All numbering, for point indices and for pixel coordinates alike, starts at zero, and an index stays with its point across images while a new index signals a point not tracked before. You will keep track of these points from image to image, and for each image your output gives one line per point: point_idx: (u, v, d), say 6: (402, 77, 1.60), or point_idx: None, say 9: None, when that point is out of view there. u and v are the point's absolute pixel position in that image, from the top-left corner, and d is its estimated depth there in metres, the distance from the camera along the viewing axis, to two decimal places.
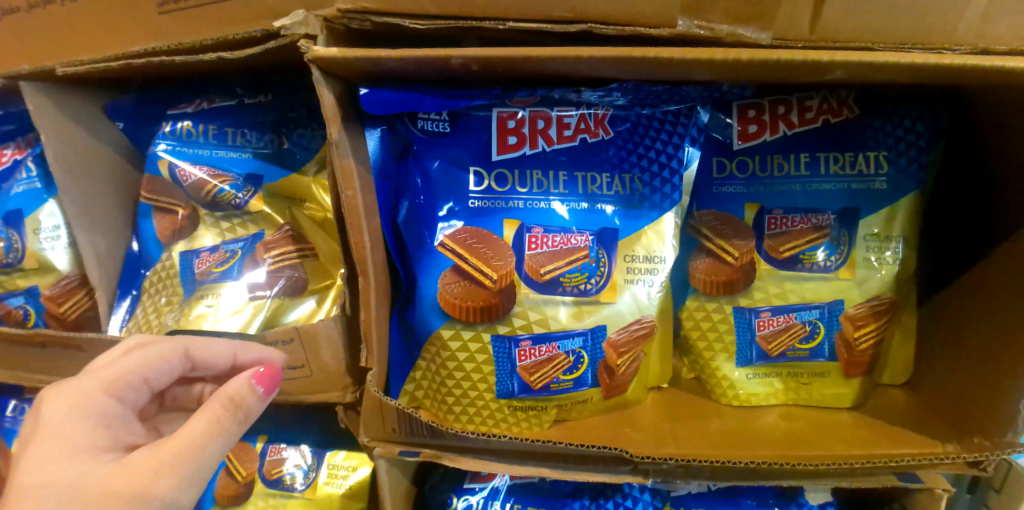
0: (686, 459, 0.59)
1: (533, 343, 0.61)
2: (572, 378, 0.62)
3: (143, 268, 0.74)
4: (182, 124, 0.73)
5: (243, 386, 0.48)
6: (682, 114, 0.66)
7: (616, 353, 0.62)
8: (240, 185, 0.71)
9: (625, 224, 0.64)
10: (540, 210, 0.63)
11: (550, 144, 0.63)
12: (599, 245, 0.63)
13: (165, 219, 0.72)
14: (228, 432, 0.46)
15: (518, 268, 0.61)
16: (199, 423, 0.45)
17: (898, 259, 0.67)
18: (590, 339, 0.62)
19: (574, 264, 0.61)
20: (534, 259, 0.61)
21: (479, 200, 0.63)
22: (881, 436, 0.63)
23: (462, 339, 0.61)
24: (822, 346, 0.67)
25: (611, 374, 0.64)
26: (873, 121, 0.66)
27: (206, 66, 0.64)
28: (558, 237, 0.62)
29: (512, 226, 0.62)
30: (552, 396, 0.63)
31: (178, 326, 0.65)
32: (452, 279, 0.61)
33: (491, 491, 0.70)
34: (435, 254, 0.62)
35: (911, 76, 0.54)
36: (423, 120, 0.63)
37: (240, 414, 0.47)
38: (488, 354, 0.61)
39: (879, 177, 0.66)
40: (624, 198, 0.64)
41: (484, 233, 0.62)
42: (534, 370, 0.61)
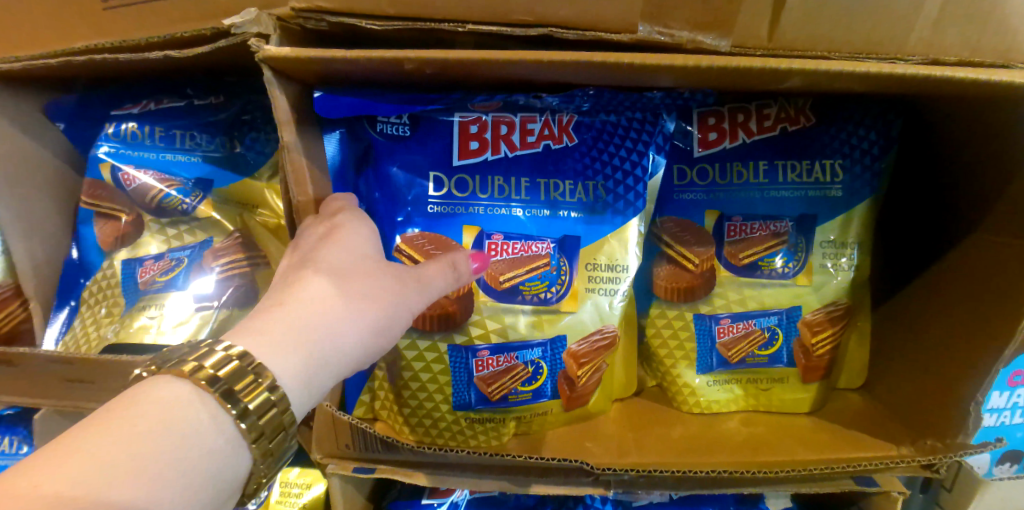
0: (647, 469, 0.58)
1: (491, 353, 0.60)
2: (530, 389, 0.61)
3: (83, 277, 0.71)
4: (126, 125, 0.69)
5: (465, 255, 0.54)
6: (647, 121, 0.65)
7: (577, 364, 0.62)
8: (187, 190, 0.68)
9: (588, 232, 0.63)
10: (503, 218, 0.62)
11: (512, 150, 0.62)
12: (561, 253, 0.62)
13: (107, 226, 0.68)
14: (450, 283, 0.52)
15: (478, 276, 0.60)
16: (442, 275, 0.51)
17: (853, 265, 0.68)
18: (548, 349, 0.61)
19: (533, 272, 0.60)
20: (494, 266, 0.60)
21: (440, 207, 0.62)
22: (841, 440, 0.64)
23: (420, 350, 0.60)
24: (781, 351, 0.68)
25: (572, 385, 0.63)
26: (829, 129, 0.67)
27: (153, 65, 0.61)
28: (519, 244, 0.61)
29: (472, 232, 0.61)
30: (511, 407, 0.61)
31: (117, 339, 0.62)
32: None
33: (451, 506, 0.69)
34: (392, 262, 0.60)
35: (865, 85, 0.55)
36: (383, 124, 0.61)
37: (460, 272, 0.52)
38: (446, 364, 0.60)
39: (835, 185, 0.67)
40: (587, 205, 0.63)
41: (443, 239, 0.60)
42: (491, 381, 0.60)
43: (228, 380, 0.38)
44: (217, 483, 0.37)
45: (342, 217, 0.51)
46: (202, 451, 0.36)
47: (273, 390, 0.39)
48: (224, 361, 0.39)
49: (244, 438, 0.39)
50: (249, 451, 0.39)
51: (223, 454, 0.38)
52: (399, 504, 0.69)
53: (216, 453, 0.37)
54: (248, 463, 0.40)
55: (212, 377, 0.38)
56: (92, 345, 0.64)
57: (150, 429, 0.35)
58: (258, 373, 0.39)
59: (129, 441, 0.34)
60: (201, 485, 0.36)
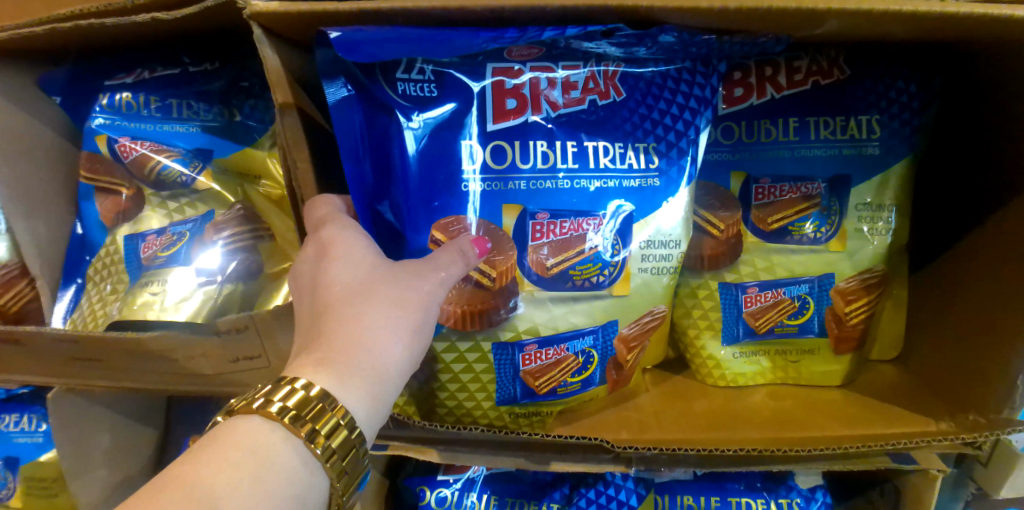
0: (669, 447, 0.56)
1: (539, 347, 0.55)
2: (580, 379, 0.58)
3: (87, 255, 0.69)
4: (120, 96, 0.66)
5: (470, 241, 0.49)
6: (698, 70, 0.58)
7: (627, 348, 0.59)
8: (186, 161, 0.66)
9: (642, 205, 0.56)
10: (546, 190, 0.54)
11: (554, 108, 0.55)
12: (614, 230, 0.55)
13: (108, 200, 0.67)
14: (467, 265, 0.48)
15: (520, 263, 0.54)
16: (453, 263, 0.47)
17: (890, 229, 0.63)
18: (598, 336, 0.57)
19: (583, 255, 0.55)
20: (538, 251, 0.54)
21: (478, 183, 0.53)
22: (874, 415, 0.60)
23: (461, 353, 0.55)
24: (811, 320, 0.64)
25: (620, 369, 0.60)
26: (865, 82, 0.62)
27: (141, 33, 0.58)
28: (567, 223, 0.54)
29: (513, 213, 0.54)
30: (558, 400, 0.58)
31: (122, 316, 0.60)
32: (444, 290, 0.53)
33: (466, 482, 0.67)
34: (422, 244, 0.53)
35: (908, 28, 0.50)
36: (403, 83, 0.53)
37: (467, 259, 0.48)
38: (489, 363, 0.55)
39: (872, 142, 0.62)
40: (637, 173, 0.55)
41: (483, 224, 0.53)
42: (539, 375, 0.56)
43: (297, 408, 0.38)
44: (302, 500, 0.37)
45: (329, 231, 0.47)
46: (284, 470, 0.37)
47: (339, 412, 0.39)
48: (288, 393, 0.38)
49: (319, 460, 0.39)
50: (326, 472, 0.39)
51: (301, 474, 0.38)
52: (414, 480, 0.68)
53: (295, 471, 0.37)
54: (326, 482, 0.39)
55: (279, 409, 0.38)
56: (99, 322, 0.63)
57: (238, 450, 0.36)
58: (322, 398, 0.39)
59: (221, 466, 0.35)
60: (287, 503, 0.36)
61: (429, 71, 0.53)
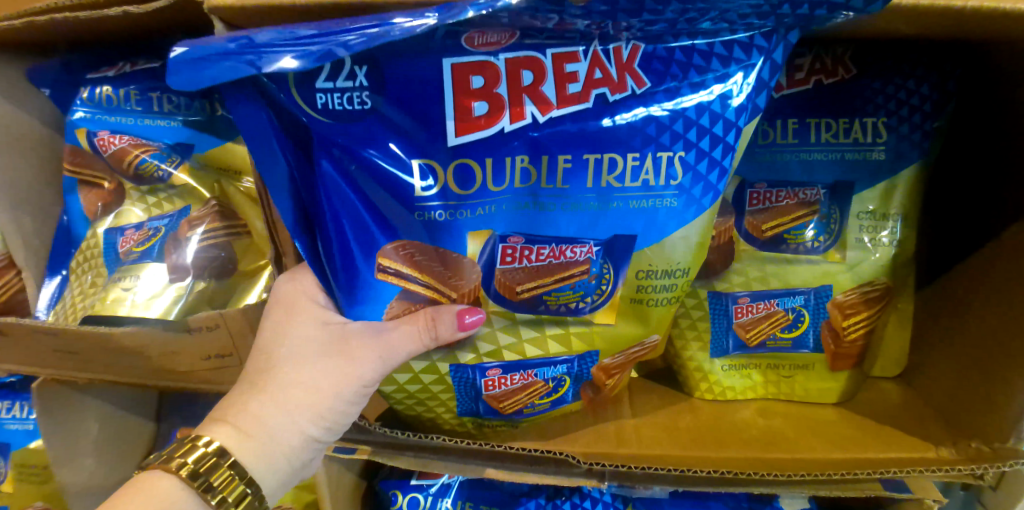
0: (637, 465, 0.53)
1: (503, 372, 0.53)
2: (549, 400, 0.56)
3: (72, 247, 0.69)
4: (101, 89, 0.66)
5: (451, 313, 0.47)
6: (757, 45, 0.43)
7: (606, 375, 0.56)
8: (164, 155, 0.65)
9: (648, 232, 0.46)
10: (530, 209, 0.46)
11: (541, 109, 0.43)
12: (604, 257, 0.48)
13: (93, 193, 0.67)
14: (425, 343, 0.48)
15: (487, 284, 0.49)
16: (405, 343, 0.47)
17: (895, 240, 0.59)
18: (575, 364, 0.54)
19: (563, 284, 0.49)
20: (509, 275, 0.48)
21: (436, 211, 0.45)
22: (870, 436, 0.57)
23: (417, 375, 0.52)
24: (806, 335, 0.60)
25: (596, 390, 0.57)
26: (872, 82, 0.57)
27: (115, 26, 0.57)
28: (547, 249, 0.47)
29: (480, 239, 0.47)
30: (524, 417, 0.57)
31: (94, 311, 0.60)
32: (400, 310, 0.49)
33: (442, 487, 0.66)
34: (372, 289, 0.47)
35: (914, 24, 0.46)
36: (323, 95, 0.42)
37: (431, 333, 0.47)
38: (448, 385, 0.53)
39: (877, 146, 0.58)
40: (650, 189, 0.44)
41: (441, 250, 0.47)
42: (503, 399, 0.54)
43: (195, 464, 0.44)
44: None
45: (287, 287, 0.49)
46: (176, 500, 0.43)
47: (232, 465, 0.44)
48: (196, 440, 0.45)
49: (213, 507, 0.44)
50: None
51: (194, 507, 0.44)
52: (388, 483, 0.67)
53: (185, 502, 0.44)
54: None
55: (180, 463, 0.44)
56: (77, 314, 0.63)
57: (138, 486, 0.43)
58: (220, 456, 0.44)
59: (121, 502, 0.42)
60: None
61: (363, 75, 0.42)
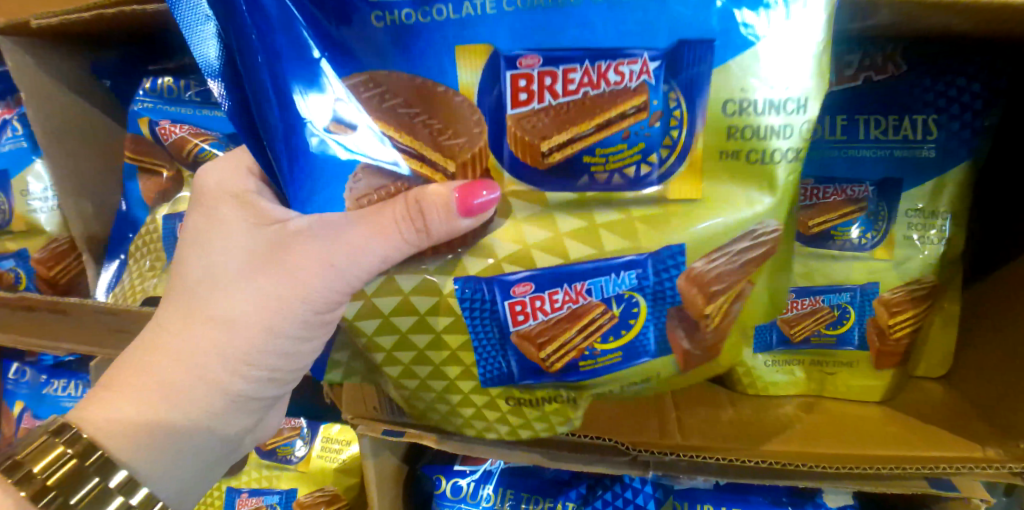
0: (691, 454, 0.54)
1: (534, 293, 0.43)
2: (618, 345, 0.45)
3: (130, 232, 0.72)
4: (161, 80, 0.69)
5: (445, 191, 0.39)
6: None
7: (703, 296, 0.43)
8: (221, 144, 0.68)
9: (723, 44, 0.38)
10: (537, 13, 0.37)
11: None
12: (666, 78, 0.39)
13: (150, 181, 0.70)
14: (411, 233, 0.40)
15: (498, 148, 0.41)
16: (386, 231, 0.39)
17: (944, 238, 0.59)
18: (648, 269, 0.43)
19: (610, 133, 0.39)
20: (535, 123, 0.39)
21: (400, 13, 0.38)
22: (915, 436, 0.56)
23: (406, 296, 0.44)
24: (851, 331, 0.61)
25: (694, 329, 0.45)
26: (922, 79, 0.57)
27: (174, 19, 0.59)
28: (580, 72, 0.38)
29: (474, 64, 0.39)
30: (580, 375, 0.47)
31: (156, 292, 0.64)
32: (367, 188, 0.41)
33: (483, 473, 0.68)
34: (325, 146, 0.39)
35: (969, 19, 0.46)
36: None
37: (417, 223, 0.39)
38: (455, 315, 0.44)
39: (927, 144, 0.58)
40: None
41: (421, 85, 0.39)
42: (550, 346, 0.45)
43: (52, 461, 0.39)
44: None
45: (204, 189, 0.46)
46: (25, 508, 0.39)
47: (96, 464, 0.40)
48: (55, 429, 0.40)
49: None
50: None
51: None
52: (432, 468, 0.68)
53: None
54: None
55: (41, 460, 0.40)
56: (136, 296, 0.66)
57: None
58: (82, 453, 0.40)
59: None
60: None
61: None
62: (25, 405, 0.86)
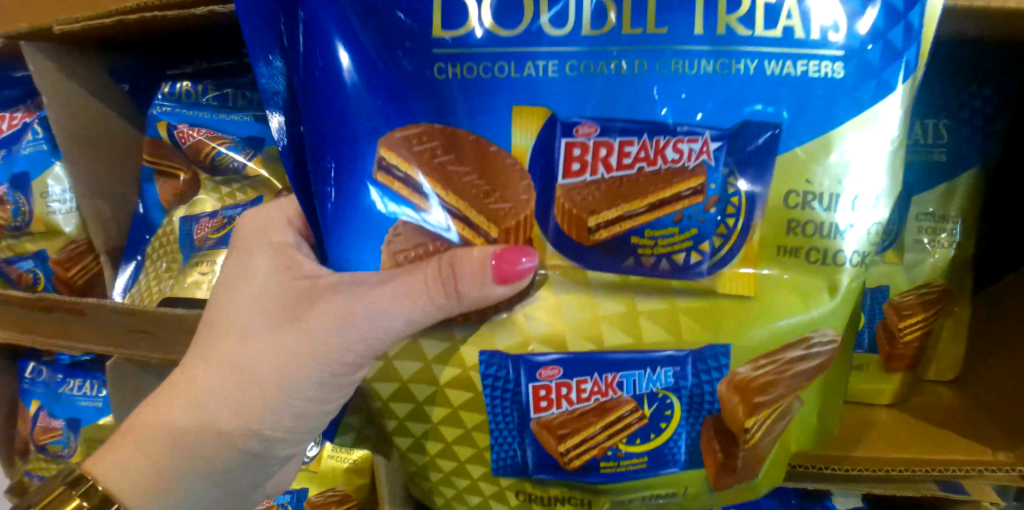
0: None
1: (561, 378, 0.42)
2: (646, 450, 0.44)
3: (146, 234, 0.73)
4: (180, 85, 0.71)
5: (477, 257, 0.38)
6: None
7: (745, 405, 0.42)
8: (239, 147, 0.69)
9: (800, 115, 0.37)
10: (602, 80, 0.37)
11: None
12: (726, 161, 0.39)
13: (167, 185, 0.71)
14: (439, 296, 0.39)
15: (543, 223, 0.40)
16: (414, 298, 0.39)
17: (955, 242, 0.59)
18: (686, 367, 0.42)
19: (662, 214, 0.39)
20: (580, 197, 0.39)
21: (456, 67, 0.38)
22: (924, 439, 0.56)
23: (429, 365, 0.43)
24: (861, 335, 0.62)
25: (729, 443, 0.43)
26: (934, 84, 0.57)
27: (197, 24, 0.60)
28: (635, 146, 0.38)
29: (527, 131, 0.38)
30: (599, 478, 0.45)
31: (173, 294, 0.65)
32: (406, 244, 0.41)
33: None
34: (366, 214, 0.40)
35: (980, 25, 0.46)
36: None
37: (448, 287, 0.38)
38: (475, 391, 0.43)
39: (939, 148, 0.58)
40: (782, 43, 0.36)
41: (460, 151, 0.39)
42: (572, 439, 0.43)
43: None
44: None
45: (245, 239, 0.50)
46: None
47: None
48: (73, 481, 0.42)
49: None
50: None
51: None
52: None
53: None
54: None
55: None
56: (153, 298, 0.67)
57: None
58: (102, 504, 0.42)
59: None
60: None
61: None
62: (42, 404, 0.87)
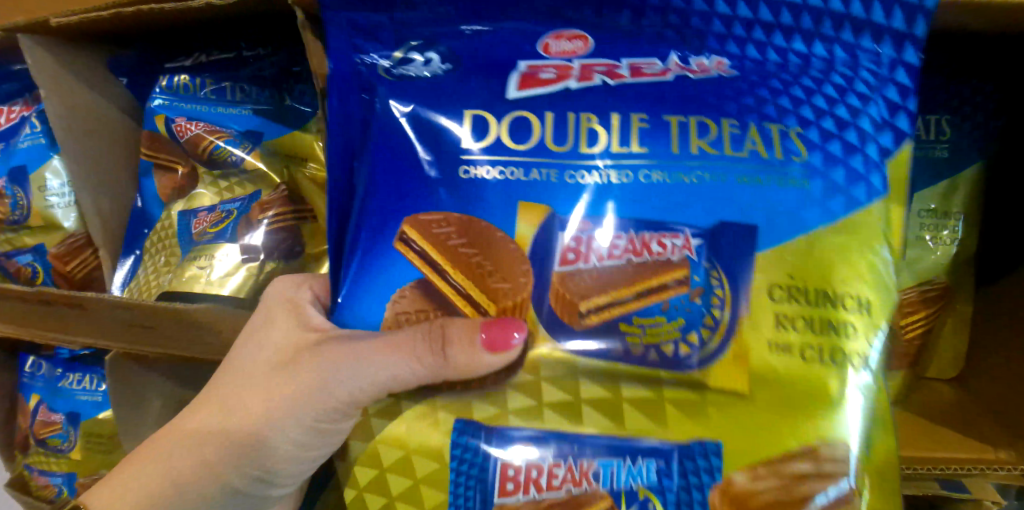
0: None
1: (530, 468, 0.37)
2: None
3: (145, 228, 0.73)
4: (178, 78, 0.70)
5: (467, 328, 0.38)
6: (886, 56, 0.42)
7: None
8: (237, 142, 0.69)
9: (779, 227, 0.38)
10: (594, 193, 0.39)
11: (616, 79, 0.42)
12: (709, 255, 0.38)
13: (166, 177, 0.71)
14: (431, 363, 0.38)
15: (538, 305, 0.39)
16: (402, 360, 0.38)
17: (956, 239, 0.59)
18: (672, 462, 0.37)
19: (652, 300, 0.38)
20: (572, 286, 0.38)
21: (466, 171, 0.40)
22: (925, 437, 0.56)
23: (396, 439, 0.39)
24: None
25: None
26: (933, 81, 0.58)
27: (193, 18, 0.60)
28: (629, 239, 0.38)
29: (520, 224, 0.39)
30: None
31: (170, 288, 0.64)
32: (409, 306, 0.40)
33: None
34: (378, 276, 0.40)
35: (981, 19, 0.46)
36: (389, 64, 0.44)
37: (438, 348, 0.38)
38: (434, 473, 0.38)
39: (940, 144, 0.59)
40: (763, 165, 0.39)
41: (474, 225, 0.39)
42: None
43: None
44: None
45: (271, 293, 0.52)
46: None
47: None
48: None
49: None
50: None
51: None
52: None
53: None
54: None
55: None
56: (151, 292, 0.67)
57: None
58: None
59: None
60: None
61: (430, 57, 0.44)
62: (40, 397, 0.87)
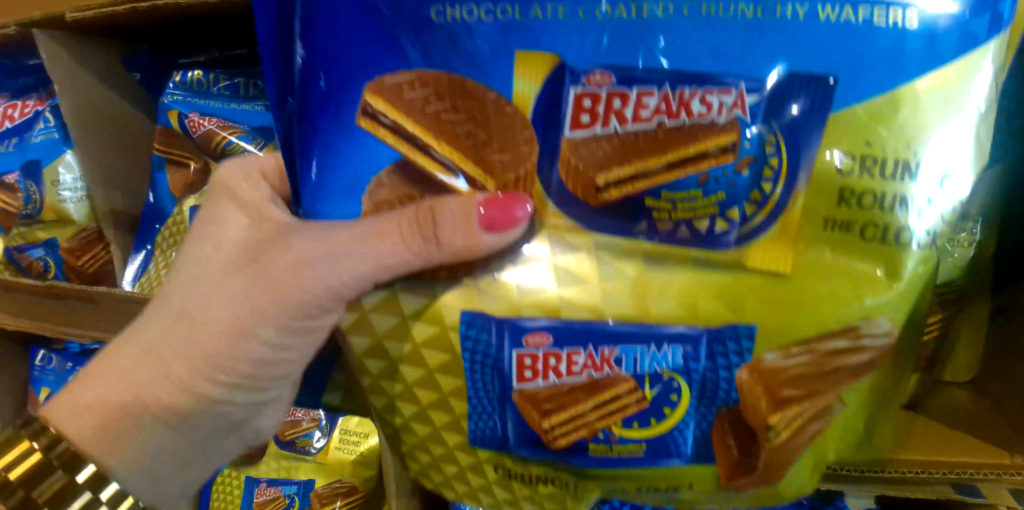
0: None
1: (553, 341, 0.38)
2: (648, 436, 0.40)
3: (156, 223, 0.73)
4: (193, 74, 0.71)
5: (457, 207, 0.37)
6: None
7: (766, 390, 0.37)
8: (250, 137, 0.68)
9: (851, 79, 0.34)
10: (622, 29, 0.36)
11: None
12: (765, 117, 0.35)
13: (177, 174, 0.71)
14: (418, 242, 0.38)
15: (545, 172, 0.38)
16: (388, 243, 0.38)
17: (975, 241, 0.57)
18: (699, 347, 0.37)
19: (684, 172, 0.36)
20: (583, 151, 0.36)
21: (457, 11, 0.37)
22: (946, 443, 0.54)
23: (403, 319, 0.40)
24: None
25: (747, 443, 0.39)
26: None
27: (209, 12, 0.59)
28: (658, 94, 0.35)
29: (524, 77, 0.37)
30: (588, 463, 0.41)
31: None
32: (390, 195, 0.40)
33: None
34: (351, 152, 0.39)
35: None
36: None
37: (424, 231, 0.38)
38: (449, 354, 0.40)
39: None
40: None
41: (455, 86, 0.38)
42: (557, 415, 0.39)
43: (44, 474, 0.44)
44: None
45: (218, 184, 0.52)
46: None
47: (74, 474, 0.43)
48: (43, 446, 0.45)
49: None
50: None
51: None
52: None
53: None
54: None
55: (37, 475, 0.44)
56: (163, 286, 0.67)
57: None
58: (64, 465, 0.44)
59: None
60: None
61: None
62: (51, 390, 0.88)
